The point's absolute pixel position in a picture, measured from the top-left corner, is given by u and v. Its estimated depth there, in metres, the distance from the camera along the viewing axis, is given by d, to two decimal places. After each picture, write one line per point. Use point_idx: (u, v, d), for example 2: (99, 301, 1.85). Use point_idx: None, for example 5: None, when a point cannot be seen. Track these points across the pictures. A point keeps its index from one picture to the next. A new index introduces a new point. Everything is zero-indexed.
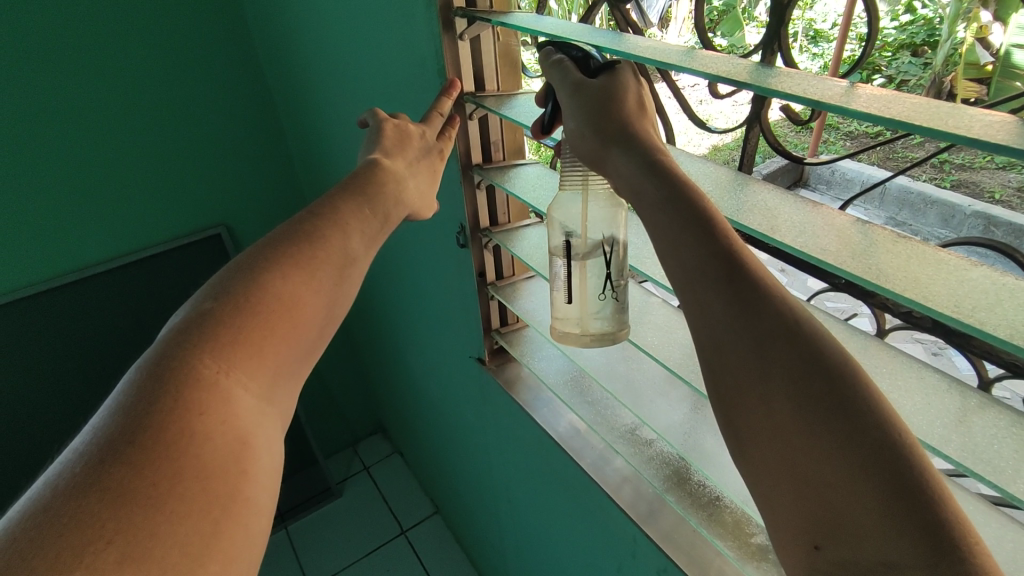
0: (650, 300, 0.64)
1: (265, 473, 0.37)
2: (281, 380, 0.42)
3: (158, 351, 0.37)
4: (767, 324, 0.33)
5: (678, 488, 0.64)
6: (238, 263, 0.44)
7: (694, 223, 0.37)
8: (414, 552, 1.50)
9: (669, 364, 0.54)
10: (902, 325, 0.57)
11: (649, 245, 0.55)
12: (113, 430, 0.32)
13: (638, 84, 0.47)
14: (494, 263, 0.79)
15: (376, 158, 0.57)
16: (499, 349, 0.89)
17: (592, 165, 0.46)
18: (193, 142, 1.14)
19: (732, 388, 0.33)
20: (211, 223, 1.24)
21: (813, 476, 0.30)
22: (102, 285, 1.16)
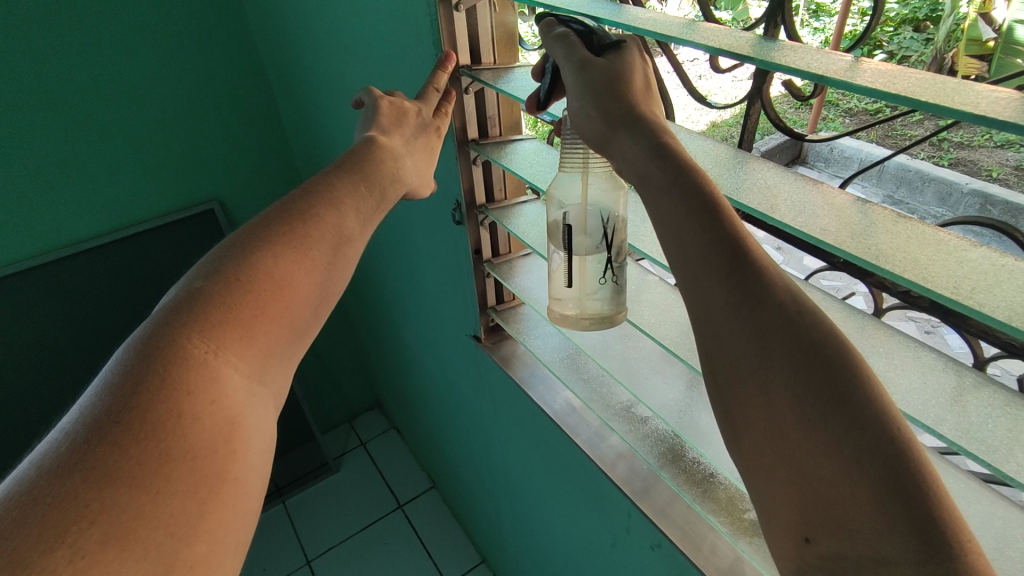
0: (646, 278, 0.64)
1: (255, 455, 0.37)
2: (273, 360, 0.42)
3: (148, 330, 0.36)
4: (769, 313, 0.32)
5: (672, 465, 0.64)
6: (232, 241, 0.43)
7: (697, 208, 0.36)
8: (410, 526, 1.53)
9: (666, 343, 0.54)
10: (901, 304, 0.56)
11: (647, 223, 0.54)
12: (100, 409, 0.32)
13: (643, 63, 0.46)
14: (490, 241, 0.79)
15: (372, 136, 0.56)
16: (495, 327, 0.89)
17: (597, 146, 0.45)
18: (184, 117, 1.12)
19: (731, 377, 0.33)
20: (204, 198, 1.23)
21: (807, 467, 0.30)
22: (96, 261, 1.15)
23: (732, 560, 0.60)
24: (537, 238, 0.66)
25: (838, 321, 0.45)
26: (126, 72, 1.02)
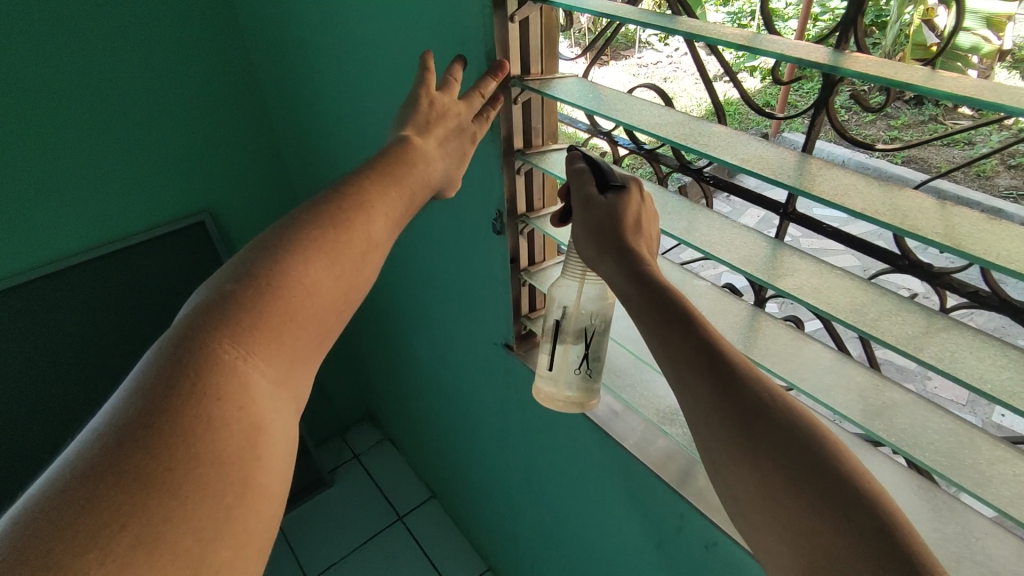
0: (685, 275, 0.64)
1: (279, 459, 0.39)
2: (299, 363, 0.44)
3: (178, 335, 0.38)
4: (746, 401, 0.38)
5: None
6: (261, 243, 0.45)
7: (678, 319, 0.42)
8: (412, 538, 1.55)
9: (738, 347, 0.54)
10: (969, 303, 0.52)
11: (714, 228, 0.55)
12: (133, 414, 0.34)
13: (640, 203, 0.52)
14: (528, 249, 0.78)
15: (408, 135, 0.57)
16: (526, 335, 0.88)
17: (591, 267, 0.52)
18: (201, 133, 1.09)
19: (724, 461, 0.38)
20: (194, 209, 1.15)
21: (802, 527, 0.34)
22: (84, 277, 1.06)
23: None
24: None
25: (924, 328, 0.44)
26: (156, 87, 1.00)
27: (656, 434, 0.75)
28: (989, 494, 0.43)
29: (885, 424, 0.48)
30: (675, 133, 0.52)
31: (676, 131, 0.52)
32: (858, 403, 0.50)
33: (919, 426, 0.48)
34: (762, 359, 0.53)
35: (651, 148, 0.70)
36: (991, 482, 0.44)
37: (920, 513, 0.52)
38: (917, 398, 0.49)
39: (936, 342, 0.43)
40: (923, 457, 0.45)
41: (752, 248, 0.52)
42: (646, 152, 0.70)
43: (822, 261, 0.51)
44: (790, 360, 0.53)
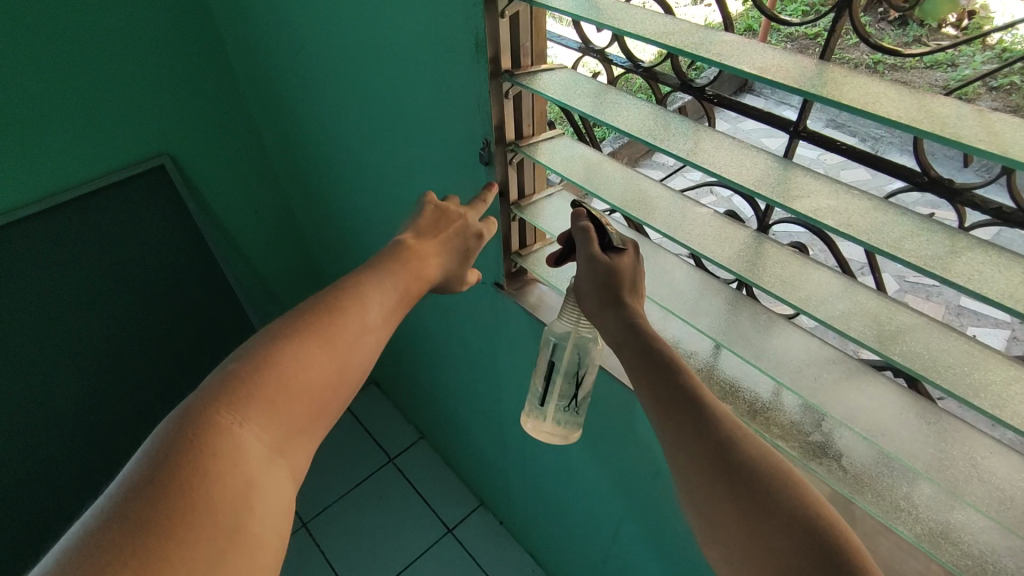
0: (684, 203, 0.60)
1: (273, 512, 0.42)
2: (296, 434, 0.46)
3: (186, 400, 0.42)
4: (718, 438, 0.42)
5: (730, 398, 0.63)
6: (270, 325, 0.48)
7: (660, 372, 0.46)
8: (404, 477, 1.57)
9: (744, 274, 0.52)
10: (990, 221, 0.49)
11: (722, 149, 0.51)
12: (141, 471, 0.38)
13: (636, 264, 0.56)
14: (517, 181, 0.74)
15: (403, 236, 0.59)
16: (516, 273, 0.85)
17: (590, 317, 0.54)
18: (156, 63, 1.01)
19: (696, 494, 0.42)
20: (152, 152, 1.08)
21: (767, 541, 0.38)
22: (43, 229, 1.00)
23: None
24: (582, 173, 0.65)
25: (945, 246, 0.41)
26: (101, 10, 0.91)
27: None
28: (1009, 415, 0.41)
29: (900, 348, 0.46)
30: (679, 39, 0.47)
31: (684, 39, 0.47)
32: (871, 328, 0.47)
33: (933, 347, 0.45)
34: (768, 286, 0.51)
35: (649, 66, 0.65)
36: (1010, 403, 0.42)
37: (925, 438, 0.50)
38: (929, 321, 0.47)
39: (962, 262, 0.40)
40: (939, 380, 0.43)
41: (758, 173, 0.49)
42: (644, 70, 0.65)
43: (837, 180, 0.47)
44: (798, 289, 0.51)
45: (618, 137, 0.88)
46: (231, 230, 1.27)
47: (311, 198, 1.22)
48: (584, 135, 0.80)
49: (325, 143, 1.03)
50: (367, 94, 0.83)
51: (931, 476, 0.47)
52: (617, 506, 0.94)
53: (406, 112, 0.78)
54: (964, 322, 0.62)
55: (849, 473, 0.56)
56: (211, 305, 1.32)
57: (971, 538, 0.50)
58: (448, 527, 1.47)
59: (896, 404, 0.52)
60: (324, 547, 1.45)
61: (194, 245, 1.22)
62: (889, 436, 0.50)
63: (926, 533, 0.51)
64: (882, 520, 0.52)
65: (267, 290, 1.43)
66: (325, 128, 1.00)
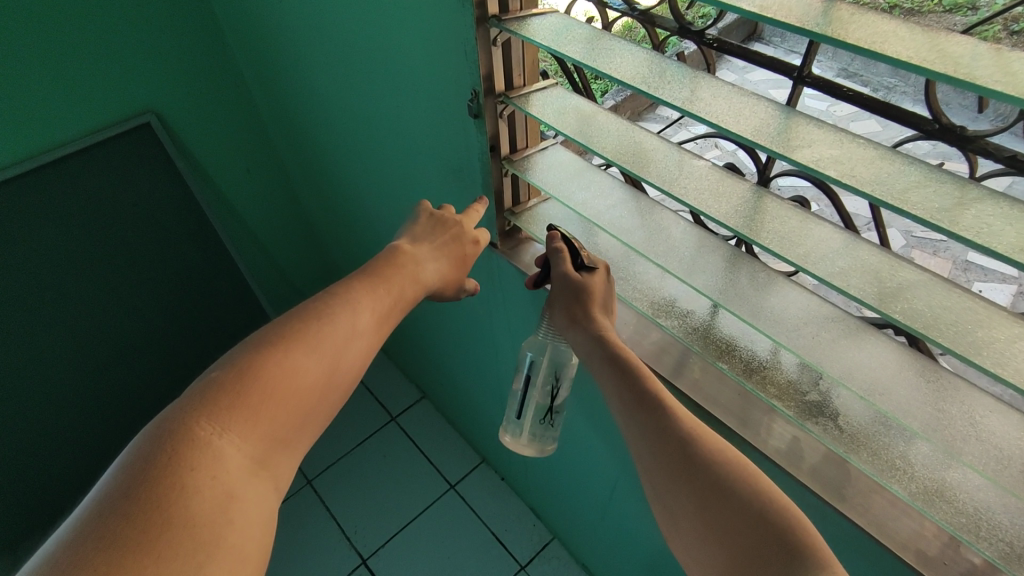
0: (680, 156, 0.57)
1: (254, 522, 0.42)
2: (280, 446, 0.47)
3: (165, 413, 0.43)
4: (675, 439, 0.47)
5: (726, 357, 0.62)
6: (253, 338, 0.49)
7: (623, 379, 0.53)
8: (406, 436, 1.59)
9: (741, 230, 0.50)
10: (1004, 170, 0.46)
11: (720, 97, 0.48)
12: (118, 486, 0.38)
13: (606, 280, 0.63)
14: (508, 135, 0.71)
15: (399, 244, 0.64)
16: (509, 232, 0.83)
17: (561, 329, 0.62)
18: (136, 17, 0.96)
19: (661, 486, 0.47)
20: (137, 110, 1.05)
21: (722, 525, 0.43)
22: (30, 190, 0.98)
23: (790, 441, 0.59)
24: (575, 125, 0.62)
25: (952, 197, 0.39)
26: None
27: (649, 327, 0.71)
28: (1011, 373, 0.39)
29: (901, 306, 0.44)
30: None
31: None
32: (872, 285, 0.45)
33: (935, 305, 0.43)
34: (766, 242, 0.49)
35: (645, 9, 0.61)
36: (1014, 361, 0.40)
37: (924, 398, 0.49)
38: (932, 277, 0.45)
39: (970, 215, 0.37)
40: (941, 339, 0.42)
41: (758, 122, 0.46)
42: (640, 13, 0.61)
43: (841, 129, 0.45)
44: (797, 245, 0.49)
45: (620, 91, 0.83)
46: (224, 192, 1.25)
47: (304, 157, 1.19)
48: (581, 87, 0.76)
49: (315, 99, 0.99)
50: (353, 41, 0.79)
51: (926, 436, 0.46)
52: (614, 464, 0.94)
53: (393, 60, 0.74)
54: (971, 278, 0.59)
55: (845, 432, 0.55)
56: (206, 264, 1.31)
57: (966, 496, 0.49)
58: (451, 484, 1.49)
59: (896, 363, 0.51)
60: (328, 503, 1.48)
61: (184, 205, 1.20)
62: (886, 395, 0.49)
63: (920, 491, 0.50)
64: (876, 478, 0.51)
65: (264, 252, 1.42)
66: (313, 83, 0.96)
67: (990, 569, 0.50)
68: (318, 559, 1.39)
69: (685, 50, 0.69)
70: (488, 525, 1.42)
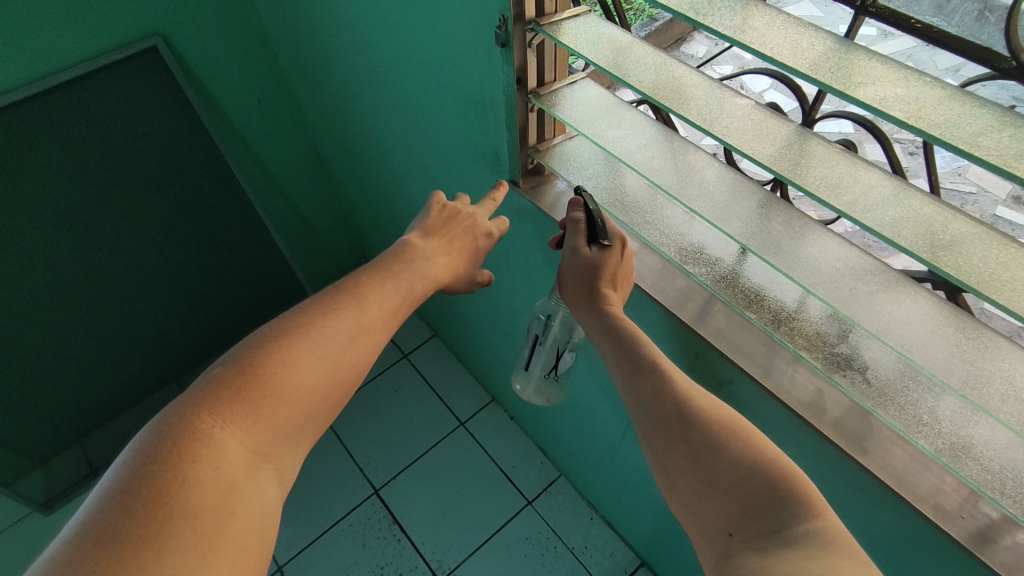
0: (722, 94, 0.53)
1: (258, 513, 0.42)
2: (284, 439, 0.47)
3: (168, 408, 0.44)
4: (672, 401, 0.48)
5: (755, 306, 0.60)
6: (257, 332, 0.50)
7: (625, 352, 0.53)
8: (418, 373, 1.61)
9: (785, 174, 0.48)
10: None
11: (774, 28, 0.44)
12: (122, 479, 0.39)
13: (621, 256, 0.61)
14: (536, 65, 0.66)
15: (410, 236, 0.63)
16: (532, 170, 0.80)
17: (571, 303, 0.63)
18: None
19: (660, 445, 0.47)
20: (142, 32, 0.99)
21: (722, 480, 0.44)
22: (32, 116, 0.95)
23: (813, 393, 0.59)
24: (609, 56, 0.58)
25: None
26: None
27: (675, 272, 0.69)
28: None
29: (953, 259, 0.42)
30: None
31: None
32: (923, 237, 0.43)
33: (990, 259, 0.41)
34: (811, 188, 0.47)
35: None
36: None
37: (961, 354, 0.47)
38: (989, 230, 0.42)
39: None
40: (992, 295, 0.40)
41: (814, 56, 0.42)
42: None
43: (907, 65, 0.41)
44: (843, 192, 0.46)
45: (647, 24, 0.77)
46: (235, 122, 1.21)
47: (318, 87, 1.14)
48: (613, 15, 0.71)
49: (330, 23, 0.93)
50: None
51: (963, 393, 0.45)
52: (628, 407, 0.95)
53: None
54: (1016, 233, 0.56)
55: (873, 386, 0.54)
56: (215, 200, 1.29)
57: (993, 453, 0.48)
58: (460, 421, 1.52)
59: (934, 317, 0.49)
60: (341, 434, 1.52)
61: (193, 136, 1.17)
62: (923, 352, 0.48)
63: (946, 447, 0.49)
64: (902, 434, 0.51)
65: (276, 185, 1.39)
66: (328, 5, 0.90)
67: (1008, 523, 0.50)
68: (333, 487, 1.44)
69: None
70: (497, 461, 1.46)
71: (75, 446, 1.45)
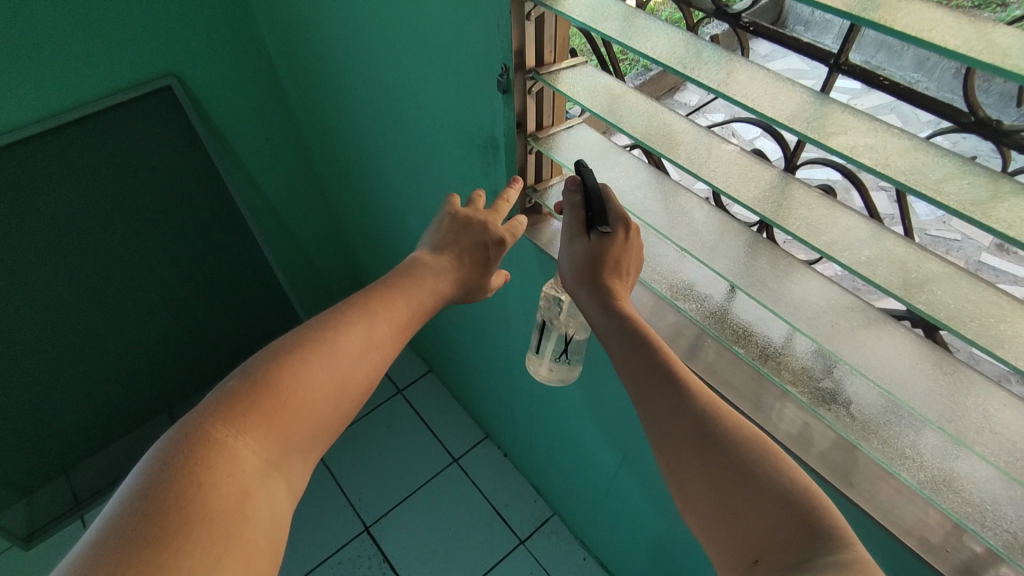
0: (710, 140, 0.57)
1: (268, 521, 0.44)
2: (294, 449, 0.48)
3: (186, 416, 0.45)
4: (693, 418, 0.48)
5: (743, 341, 0.62)
6: (272, 345, 0.51)
7: (640, 356, 0.53)
8: (412, 408, 1.61)
9: (769, 215, 0.51)
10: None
11: (755, 82, 0.48)
12: (141, 484, 0.41)
13: (624, 242, 0.60)
14: (535, 111, 0.70)
15: (418, 254, 0.65)
16: (529, 209, 0.83)
17: (572, 292, 0.62)
18: None
19: (678, 465, 0.48)
20: (158, 72, 1.04)
21: (746, 510, 0.44)
22: (47, 148, 0.99)
23: (800, 427, 0.60)
24: (604, 104, 0.61)
25: (984, 191, 0.39)
26: None
27: (667, 309, 0.72)
28: None
29: (926, 296, 0.44)
30: None
31: None
32: (897, 275, 0.46)
33: (959, 297, 0.44)
34: (793, 228, 0.50)
35: None
36: None
37: (938, 389, 0.49)
38: (958, 271, 0.45)
39: (1004, 207, 0.38)
40: (962, 330, 0.42)
41: (794, 108, 0.46)
42: None
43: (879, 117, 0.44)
44: (823, 233, 0.49)
45: (642, 73, 0.82)
46: (243, 158, 1.25)
47: (324, 127, 1.19)
48: (608, 66, 0.76)
49: (340, 69, 0.98)
50: (381, 7, 0.78)
51: (940, 425, 0.47)
52: (622, 443, 0.96)
53: (422, 29, 0.74)
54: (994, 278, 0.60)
55: (857, 419, 0.56)
56: (220, 231, 1.32)
57: (973, 487, 0.50)
58: (454, 457, 1.52)
59: (912, 354, 0.52)
60: (333, 469, 1.51)
61: (202, 170, 1.20)
62: (902, 386, 0.50)
63: (928, 479, 0.51)
64: (886, 466, 0.53)
65: (280, 221, 1.42)
66: (338, 52, 0.95)
67: (991, 557, 0.51)
68: (321, 524, 1.42)
69: (715, 32, 0.68)
70: (490, 499, 1.45)
71: (59, 476, 1.43)
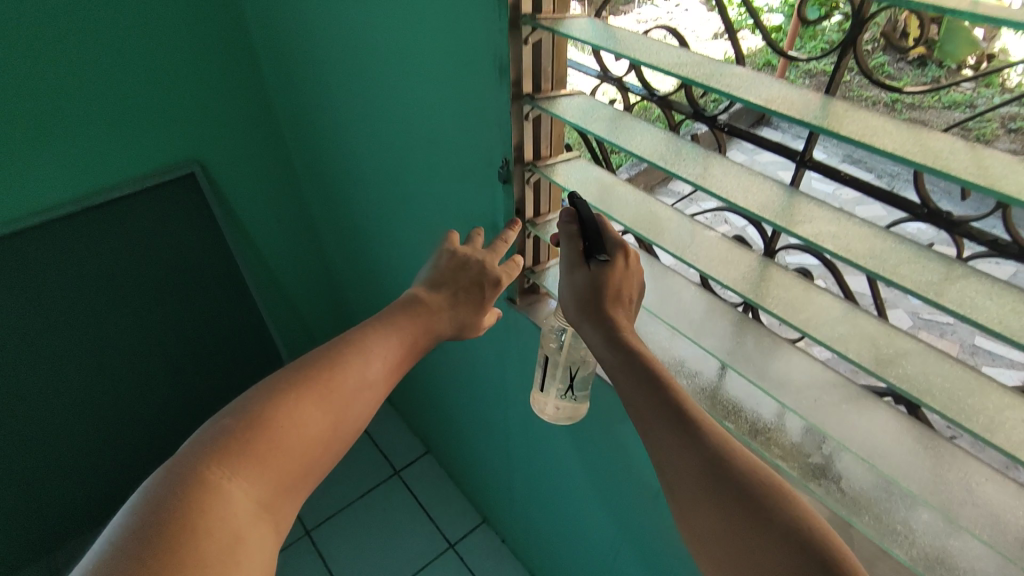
0: (694, 227, 0.62)
1: (256, 564, 0.45)
2: (283, 489, 0.50)
3: (180, 454, 0.47)
4: (703, 454, 0.46)
5: (733, 416, 0.64)
6: (266, 384, 0.53)
7: (648, 388, 0.51)
8: (408, 491, 1.58)
9: (749, 295, 0.55)
10: (989, 251, 0.51)
11: (730, 176, 0.54)
12: (133, 523, 0.42)
13: (622, 271, 0.61)
14: (534, 199, 0.76)
15: (417, 291, 0.67)
16: (528, 289, 0.87)
17: (574, 325, 0.62)
18: (192, 78, 1.06)
19: (688, 505, 0.46)
20: (184, 160, 1.13)
21: (762, 552, 0.42)
22: (73, 228, 1.06)
23: None
24: (597, 193, 0.67)
25: (937, 274, 0.43)
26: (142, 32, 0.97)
27: None
28: (1000, 439, 0.42)
29: (896, 371, 0.47)
30: (690, 73, 0.49)
31: (696, 70, 0.50)
32: (869, 351, 0.49)
33: (929, 373, 0.47)
34: (771, 307, 0.53)
35: (665, 95, 0.68)
36: (1002, 428, 0.43)
37: (922, 463, 0.51)
38: (927, 348, 0.48)
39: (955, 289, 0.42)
40: (933, 403, 0.45)
41: (765, 199, 0.51)
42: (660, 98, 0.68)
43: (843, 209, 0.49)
44: (799, 311, 0.53)
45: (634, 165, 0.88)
46: (256, 240, 1.32)
47: (335, 211, 1.26)
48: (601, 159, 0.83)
49: (352, 159, 1.06)
50: (395, 107, 0.86)
51: (925, 498, 0.48)
52: (622, 525, 0.94)
53: (431, 126, 0.81)
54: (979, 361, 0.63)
55: (847, 494, 0.57)
56: (228, 308, 1.35)
57: (966, 564, 0.50)
58: (450, 543, 1.47)
59: (895, 429, 0.53)
60: (324, 554, 1.46)
61: (217, 249, 1.26)
62: (886, 459, 0.51)
63: (920, 556, 0.51)
64: (878, 542, 0.53)
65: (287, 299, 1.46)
66: (351, 145, 1.04)
67: None
68: None
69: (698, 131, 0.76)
70: None
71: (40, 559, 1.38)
